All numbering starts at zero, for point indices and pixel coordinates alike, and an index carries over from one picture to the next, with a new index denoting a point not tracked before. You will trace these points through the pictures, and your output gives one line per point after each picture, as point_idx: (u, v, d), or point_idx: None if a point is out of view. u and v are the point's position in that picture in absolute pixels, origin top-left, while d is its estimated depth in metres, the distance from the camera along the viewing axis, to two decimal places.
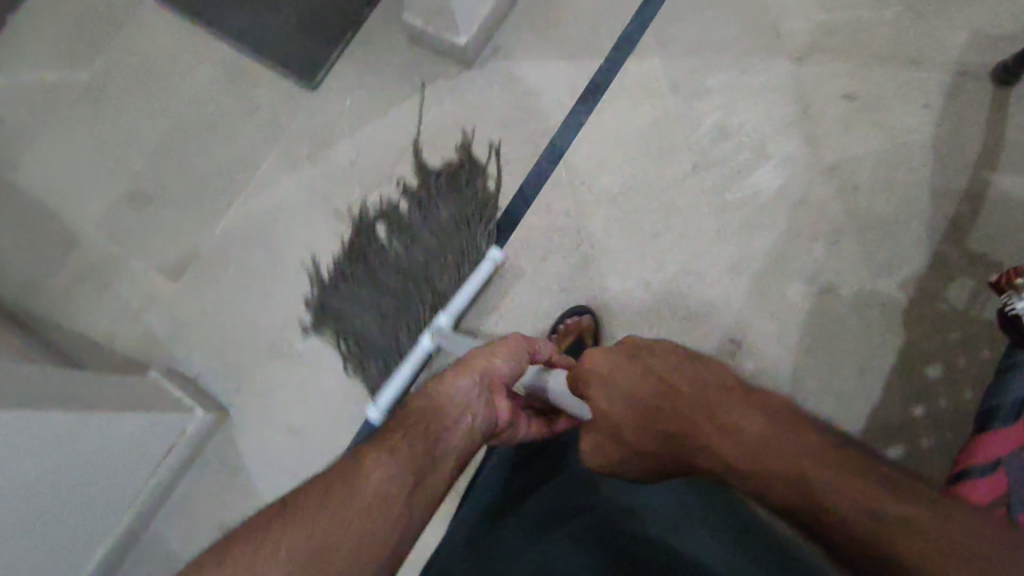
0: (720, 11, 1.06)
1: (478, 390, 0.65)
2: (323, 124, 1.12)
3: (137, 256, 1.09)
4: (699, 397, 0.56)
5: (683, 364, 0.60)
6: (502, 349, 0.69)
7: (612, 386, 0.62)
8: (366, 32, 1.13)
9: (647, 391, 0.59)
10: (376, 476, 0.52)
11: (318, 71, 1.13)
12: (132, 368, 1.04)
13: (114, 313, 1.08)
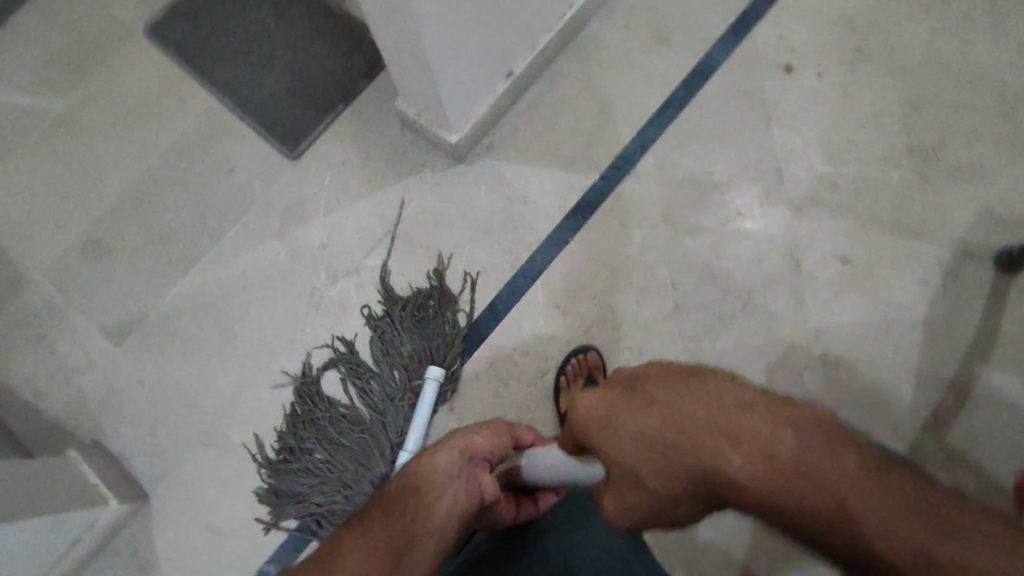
0: (724, 147, 1.02)
1: (462, 478, 0.56)
2: (299, 198, 1.05)
3: (85, 311, 1.03)
4: (712, 422, 0.38)
5: (683, 383, 0.41)
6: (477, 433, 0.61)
7: (603, 427, 0.44)
8: (359, 105, 1.07)
9: (641, 422, 0.42)
10: (357, 558, 0.46)
11: (303, 140, 1.07)
12: (57, 434, 0.98)
13: (47, 369, 1.01)
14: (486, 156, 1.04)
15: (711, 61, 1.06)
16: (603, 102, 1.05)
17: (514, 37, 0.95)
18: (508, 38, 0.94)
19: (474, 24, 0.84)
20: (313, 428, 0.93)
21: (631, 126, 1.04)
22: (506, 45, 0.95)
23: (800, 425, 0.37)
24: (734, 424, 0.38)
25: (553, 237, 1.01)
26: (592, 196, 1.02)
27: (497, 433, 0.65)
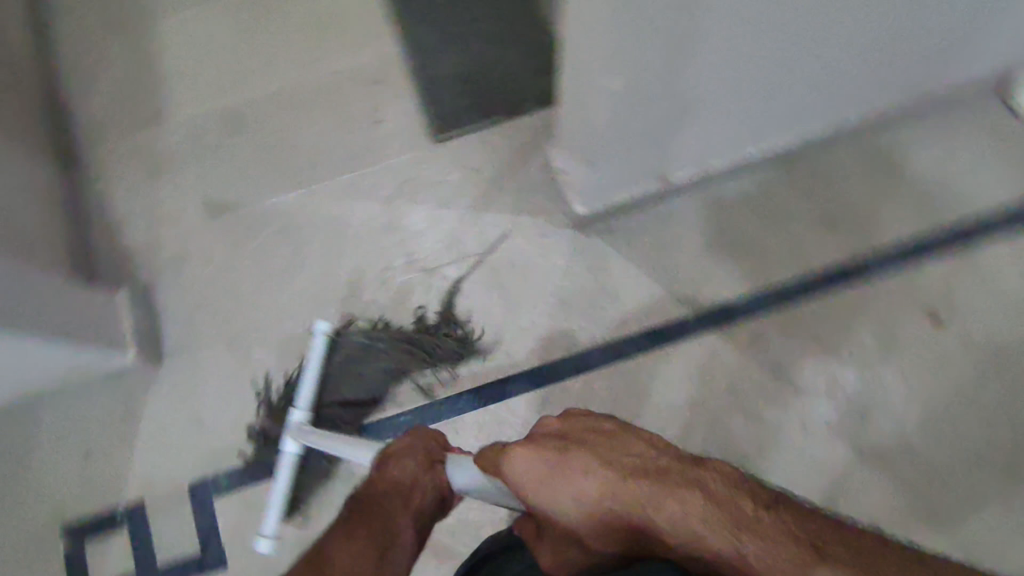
0: (825, 358, 0.96)
1: (414, 459, 0.65)
2: (418, 179, 1.06)
3: (195, 174, 1.09)
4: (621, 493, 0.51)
5: (609, 446, 0.54)
6: (403, 440, 0.68)
7: (549, 493, 0.54)
8: (516, 126, 1.06)
9: (553, 494, 0.53)
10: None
11: (452, 129, 1.07)
12: (119, 266, 1.04)
13: (139, 206, 1.07)
14: (600, 238, 1.02)
15: (860, 268, 0.99)
16: (735, 250, 1.01)
17: (678, 149, 0.90)
18: (668, 148, 0.89)
19: (641, 117, 0.79)
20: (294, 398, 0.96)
21: (748, 286, 0.99)
22: (662, 153, 0.90)
23: (711, 492, 0.48)
24: (629, 482, 0.51)
25: (617, 347, 0.98)
26: (675, 330, 0.98)
27: (422, 437, 0.67)
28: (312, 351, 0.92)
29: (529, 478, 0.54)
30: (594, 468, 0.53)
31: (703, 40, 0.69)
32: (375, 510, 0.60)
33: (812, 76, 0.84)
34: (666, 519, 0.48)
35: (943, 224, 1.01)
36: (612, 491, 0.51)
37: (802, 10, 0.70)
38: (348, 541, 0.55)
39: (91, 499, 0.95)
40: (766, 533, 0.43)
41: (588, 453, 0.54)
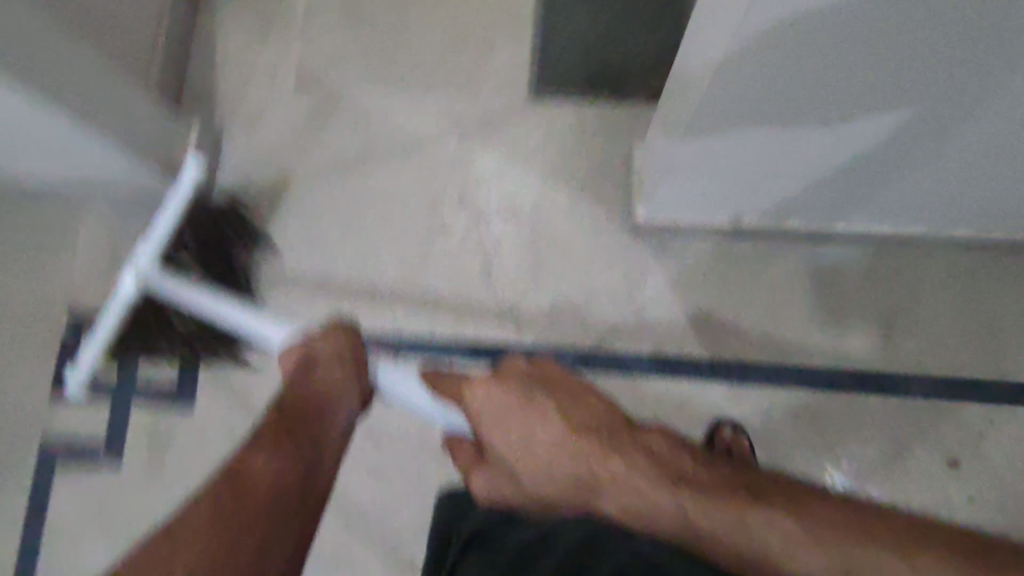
0: (821, 456, 0.91)
1: (336, 367, 0.59)
2: (501, 127, 1.03)
3: (303, 40, 1.10)
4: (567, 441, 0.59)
5: (559, 411, 0.61)
6: (319, 338, 0.61)
7: (497, 428, 0.62)
8: (618, 110, 1.02)
9: (503, 433, 0.62)
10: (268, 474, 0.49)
11: (554, 92, 1.03)
12: (204, 99, 1.07)
13: (243, 51, 1.10)
14: (653, 252, 0.97)
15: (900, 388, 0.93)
16: (779, 316, 0.95)
17: (750, 193, 0.85)
18: (736, 188, 0.84)
19: (723, 147, 0.75)
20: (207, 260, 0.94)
21: (777, 358, 0.94)
22: (731, 192, 0.85)
23: (647, 449, 0.57)
24: (573, 440, 0.59)
25: (622, 363, 0.95)
26: (685, 371, 0.94)
27: (338, 335, 0.61)
28: (177, 194, 0.86)
29: (488, 416, 0.63)
30: (552, 417, 0.61)
31: (813, 102, 0.64)
32: (296, 419, 0.54)
33: (919, 178, 0.77)
34: (590, 468, 0.57)
35: (1010, 379, 0.92)
36: (560, 443, 0.59)
37: (924, 116, 0.64)
38: (274, 457, 0.50)
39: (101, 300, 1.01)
40: (704, 487, 0.52)
41: (542, 404, 0.62)
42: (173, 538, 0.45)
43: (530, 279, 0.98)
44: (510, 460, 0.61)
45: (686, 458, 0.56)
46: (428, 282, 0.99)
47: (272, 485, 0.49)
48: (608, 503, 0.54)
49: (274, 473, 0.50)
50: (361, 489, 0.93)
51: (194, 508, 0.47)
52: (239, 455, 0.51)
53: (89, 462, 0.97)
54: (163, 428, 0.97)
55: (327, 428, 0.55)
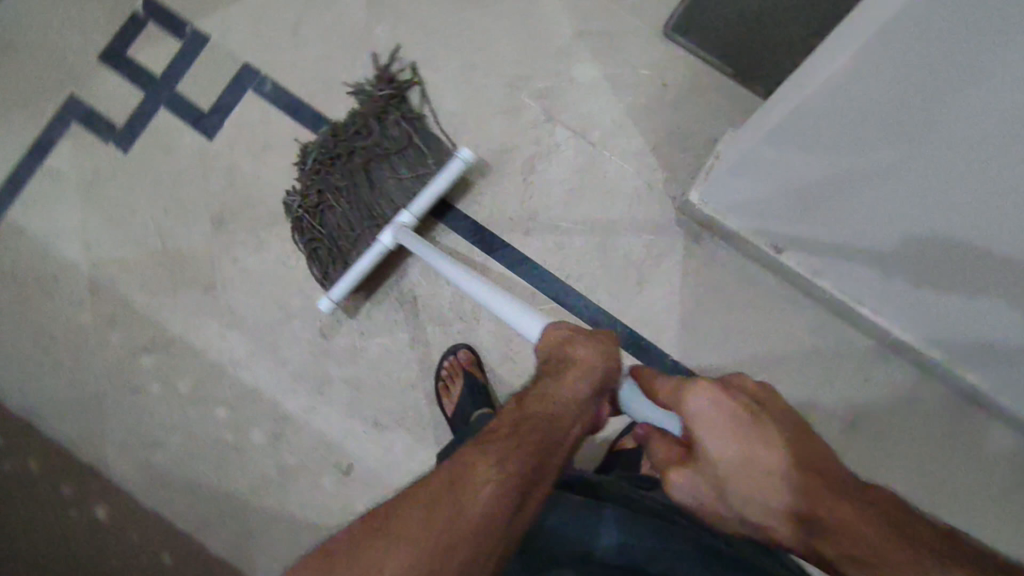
0: None
1: (589, 389, 0.54)
2: (617, 44, 0.98)
3: None
4: (787, 484, 0.47)
5: (785, 423, 0.50)
6: (582, 336, 0.58)
7: (712, 427, 0.49)
8: (735, 93, 0.95)
9: (715, 447, 0.49)
10: (483, 493, 0.46)
11: (688, 40, 0.97)
12: None
13: None
14: (684, 238, 0.94)
15: None
16: (762, 361, 0.92)
17: (780, 226, 0.82)
18: (772, 219, 0.82)
19: (775, 172, 0.73)
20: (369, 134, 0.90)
21: None
22: (765, 217, 0.83)
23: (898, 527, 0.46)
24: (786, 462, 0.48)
25: (596, 319, 0.94)
26: (648, 358, 0.93)
27: (607, 351, 0.56)
28: (448, 167, 0.85)
29: (706, 418, 0.49)
30: (754, 425, 0.49)
31: (854, 157, 0.63)
32: (527, 438, 0.51)
33: (937, 282, 0.73)
34: (798, 503, 0.47)
35: None
36: (778, 473, 0.48)
37: (957, 207, 0.61)
38: (490, 472, 0.47)
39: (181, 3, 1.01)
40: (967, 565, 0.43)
41: (767, 420, 0.50)
42: (402, 520, 0.44)
43: (559, 199, 0.96)
44: (718, 471, 0.49)
45: (909, 512, 0.47)
46: (470, 150, 0.97)
47: (482, 513, 0.45)
48: (808, 535, 0.47)
49: (488, 497, 0.46)
50: (315, 293, 0.96)
51: (412, 512, 0.45)
52: (457, 459, 0.49)
53: (103, 139, 1.00)
54: (176, 145, 0.99)
55: (557, 447, 0.52)
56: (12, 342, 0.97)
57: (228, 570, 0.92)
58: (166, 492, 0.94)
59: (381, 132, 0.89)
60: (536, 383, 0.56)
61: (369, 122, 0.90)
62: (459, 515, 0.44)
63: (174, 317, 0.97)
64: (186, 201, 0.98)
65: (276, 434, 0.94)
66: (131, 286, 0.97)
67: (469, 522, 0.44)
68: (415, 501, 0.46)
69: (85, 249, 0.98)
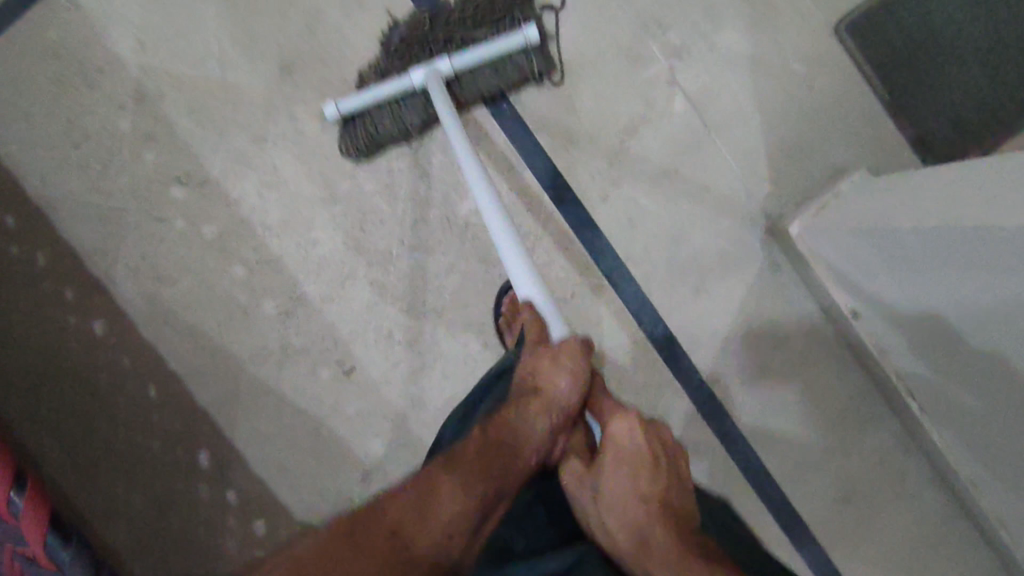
0: None
1: (553, 417, 0.63)
2: (778, 20, 0.84)
3: None
4: (634, 497, 0.58)
5: (659, 466, 0.61)
6: (550, 356, 0.66)
7: (625, 452, 0.61)
8: (881, 129, 0.84)
9: (608, 459, 0.61)
10: (448, 509, 0.55)
11: (854, 40, 0.83)
12: None
13: None
14: (760, 261, 0.87)
15: (802, 544, 0.89)
16: (788, 411, 0.88)
17: (878, 279, 0.78)
18: (866, 281, 0.79)
19: (887, 228, 0.71)
20: (472, 17, 0.82)
21: (748, 432, 0.89)
22: (865, 273, 0.79)
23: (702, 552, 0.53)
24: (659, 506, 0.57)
25: (641, 312, 0.88)
26: (678, 368, 0.88)
27: (579, 375, 0.65)
28: (506, 41, 0.79)
29: (618, 439, 0.61)
30: (654, 463, 0.60)
31: (934, 232, 0.66)
32: (490, 461, 0.59)
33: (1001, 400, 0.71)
34: (661, 538, 0.54)
35: None
36: (634, 487, 0.59)
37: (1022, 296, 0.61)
38: (455, 499, 0.56)
39: None
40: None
41: (667, 473, 0.61)
42: (369, 538, 0.52)
43: (650, 176, 0.87)
44: (607, 491, 0.59)
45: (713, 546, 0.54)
46: (575, 88, 0.86)
47: (443, 526, 0.55)
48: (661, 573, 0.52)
49: (453, 511, 0.55)
50: (367, 183, 0.89)
51: (383, 522, 0.54)
52: (426, 477, 0.57)
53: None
54: None
55: (516, 471, 0.61)
56: (40, 125, 0.90)
57: (209, 422, 0.93)
58: (167, 330, 0.92)
59: (492, 31, 0.82)
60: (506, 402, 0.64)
61: (489, 21, 0.82)
62: (416, 534, 0.54)
63: (213, 157, 0.89)
64: (258, 35, 0.87)
65: (288, 312, 0.91)
66: (176, 107, 0.88)
67: (432, 535, 0.54)
68: (380, 524, 0.53)
69: (135, 49, 0.88)
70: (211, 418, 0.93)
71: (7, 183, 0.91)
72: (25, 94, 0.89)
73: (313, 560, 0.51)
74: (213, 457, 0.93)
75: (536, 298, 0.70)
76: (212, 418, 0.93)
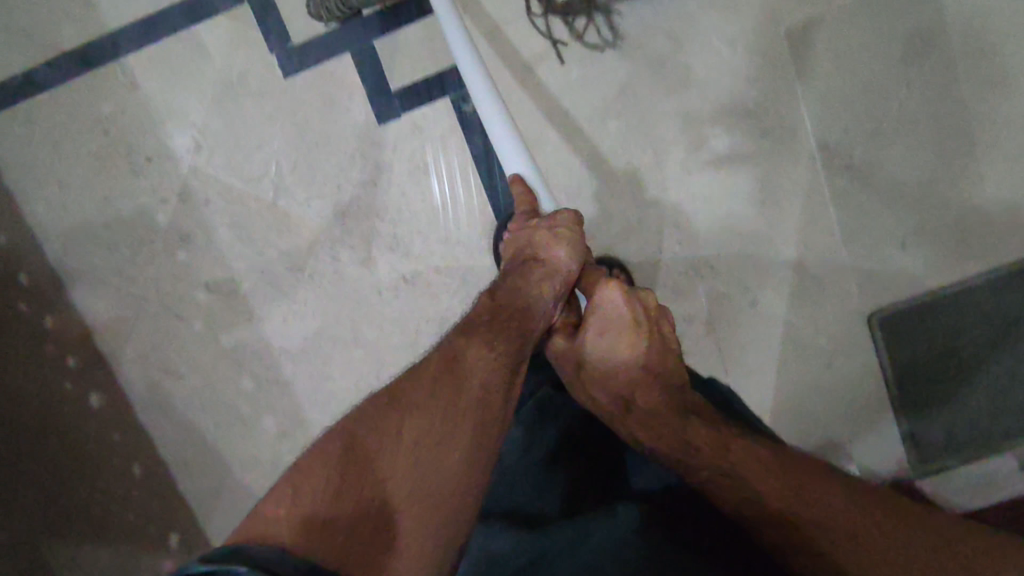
0: None
1: (558, 284, 0.62)
2: (820, 295, 0.87)
3: (849, 19, 0.82)
4: (626, 376, 0.60)
5: (651, 340, 0.61)
6: (549, 228, 0.65)
7: (610, 330, 0.61)
8: (880, 420, 0.89)
9: (598, 335, 0.61)
10: (481, 366, 0.53)
11: (883, 335, 0.87)
12: None
13: None
14: None
15: None
16: None
17: None
18: None
19: None
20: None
21: None
22: None
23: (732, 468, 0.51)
24: (644, 375, 0.60)
25: None
26: None
27: (577, 247, 0.64)
28: None
29: (609, 310, 0.61)
30: (635, 344, 0.61)
31: None
32: (504, 321, 0.58)
33: None
34: (644, 400, 0.59)
35: None
36: (629, 366, 0.61)
37: None
38: (484, 355, 0.55)
39: None
40: (780, 475, 0.50)
41: (654, 336, 0.62)
42: (409, 393, 0.50)
43: None
44: (599, 366, 0.61)
45: (744, 453, 0.52)
46: None
47: (480, 386, 0.52)
48: (642, 435, 0.57)
49: (488, 369, 0.54)
50: (390, 334, 0.89)
51: (417, 388, 0.51)
52: (452, 343, 0.56)
53: (286, 79, 0.83)
54: (342, 104, 0.84)
55: (530, 338, 0.59)
56: (76, 195, 0.87)
57: (185, 511, 0.93)
58: (163, 419, 0.92)
59: None
60: (504, 279, 0.63)
61: None
62: (455, 394, 0.51)
63: (247, 273, 0.88)
64: (320, 170, 0.86)
65: (285, 433, 0.92)
66: (220, 216, 0.87)
67: (470, 392, 0.52)
68: (420, 377, 0.52)
69: (192, 148, 0.85)
70: (184, 509, 0.93)
71: (29, 245, 0.88)
72: (65, 162, 0.86)
73: (342, 436, 0.47)
74: (182, 544, 0.93)
75: (526, 177, 0.70)
76: (187, 508, 0.94)
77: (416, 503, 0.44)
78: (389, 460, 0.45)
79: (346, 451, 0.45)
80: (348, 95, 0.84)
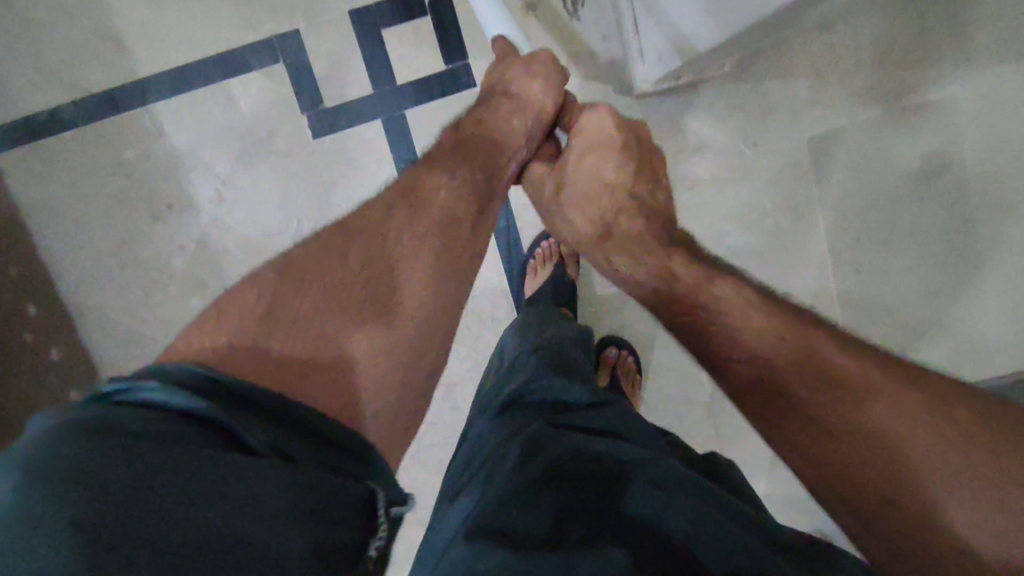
0: None
1: (530, 120, 0.63)
2: None
3: (869, 132, 0.84)
4: (606, 195, 0.60)
5: (628, 158, 0.61)
6: (521, 64, 0.64)
7: (593, 143, 0.61)
8: None
9: (579, 157, 0.61)
10: (443, 195, 0.55)
11: None
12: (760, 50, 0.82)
13: (833, 63, 0.83)
14: None
15: None
16: None
17: None
18: None
19: None
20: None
21: None
22: None
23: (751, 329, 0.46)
24: (628, 200, 0.60)
25: None
26: None
27: (548, 78, 0.63)
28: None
29: (590, 126, 0.61)
30: (624, 165, 0.61)
31: None
32: (468, 154, 0.59)
33: None
34: (628, 226, 0.58)
35: None
36: (611, 189, 0.60)
37: None
38: (442, 182, 0.56)
39: (470, 19, 0.83)
40: (790, 334, 0.45)
41: (640, 159, 0.62)
42: (364, 218, 0.52)
43: None
44: (575, 188, 0.61)
45: (754, 306, 0.47)
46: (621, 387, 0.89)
47: (442, 211, 0.54)
48: (626, 265, 0.57)
49: (444, 196, 0.55)
50: None
51: (372, 214, 0.52)
52: (413, 178, 0.57)
53: (314, 139, 0.84)
54: (367, 168, 0.85)
55: (496, 174, 0.60)
56: (92, 235, 0.87)
57: None
58: None
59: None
60: (480, 109, 0.64)
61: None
62: (411, 217, 0.52)
63: None
64: (340, 230, 0.86)
65: None
66: (237, 268, 0.87)
67: (428, 218, 0.53)
68: (373, 210, 0.53)
69: (214, 199, 0.86)
70: None
71: (39, 280, 0.88)
72: (84, 200, 0.86)
73: (286, 262, 0.48)
74: None
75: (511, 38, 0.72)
76: None
77: (362, 314, 0.46)
78: (325, 277, 0.46)
79: (280, 271, 0.46)
80: (375, 159, 0.85)
